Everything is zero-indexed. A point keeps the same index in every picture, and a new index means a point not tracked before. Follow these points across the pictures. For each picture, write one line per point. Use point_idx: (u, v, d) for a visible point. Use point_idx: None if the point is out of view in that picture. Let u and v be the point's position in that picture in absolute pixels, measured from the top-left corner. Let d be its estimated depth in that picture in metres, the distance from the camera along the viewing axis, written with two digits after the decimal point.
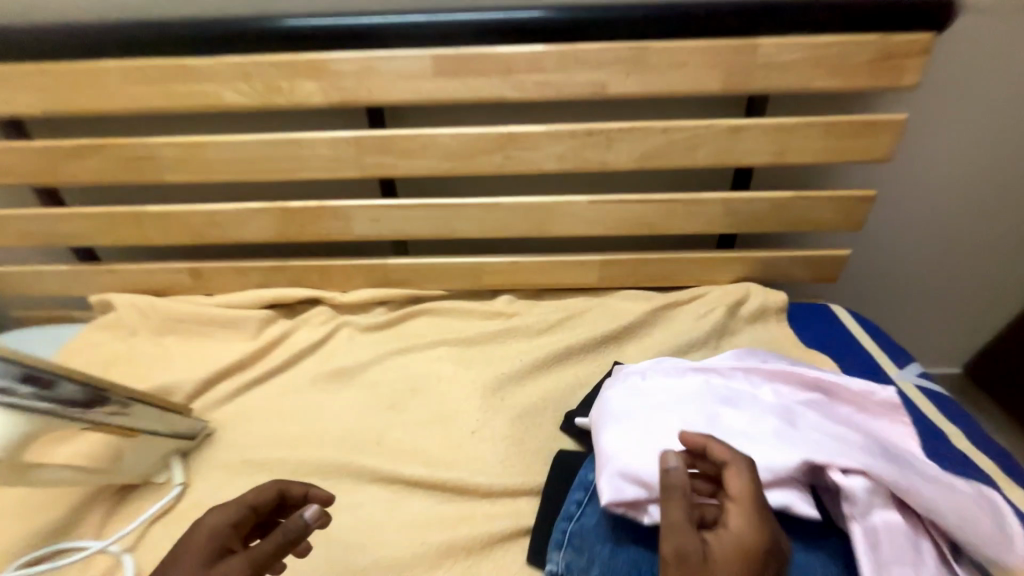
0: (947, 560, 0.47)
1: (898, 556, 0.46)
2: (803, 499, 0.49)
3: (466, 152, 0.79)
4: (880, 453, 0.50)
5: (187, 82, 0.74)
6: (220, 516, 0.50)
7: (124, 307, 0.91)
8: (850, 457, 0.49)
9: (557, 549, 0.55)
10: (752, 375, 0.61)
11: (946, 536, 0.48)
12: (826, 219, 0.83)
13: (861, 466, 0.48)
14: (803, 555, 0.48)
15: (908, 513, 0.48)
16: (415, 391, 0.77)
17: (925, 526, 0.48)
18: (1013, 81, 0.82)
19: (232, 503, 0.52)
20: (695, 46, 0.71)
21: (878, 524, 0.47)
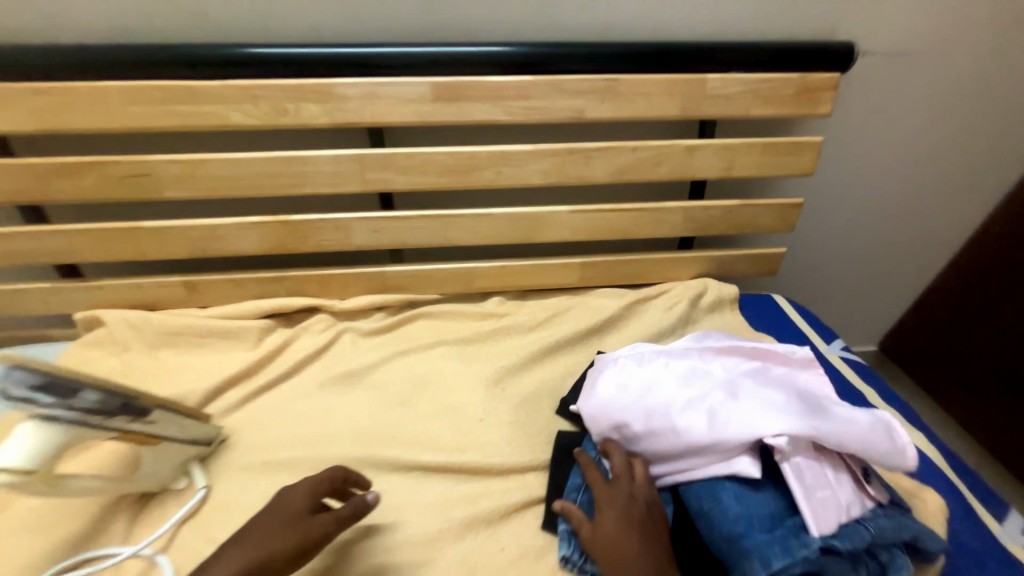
0: (860, 482, 0.57)
1: (820, 482, 0.55)
2: (749, 458, 0.58)
3: (460, 167, 0.87)
4: (802, 409, 0.58)
5: (191, 103, 0.78)
6: (311, 485, 0.63)
7: (115, 323, 0.91)
8: (780, 421, 0.57)
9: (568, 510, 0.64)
10: (704, 352, 0.71)
11: (857, 463, 0.57)
12: (766, 223, 0.99)
13: (787, 427, 0.56)
14: (743, 489, 0.57)
15: (828, 451, 0.58)
16: (421, 387, 0.83)
17: (842, 460, 0.58)
18: (899, 111, 1.03)
19: (321, 477, 0.64)
20: (657, 79, 0.84)
21: (801, 460, 0.56)
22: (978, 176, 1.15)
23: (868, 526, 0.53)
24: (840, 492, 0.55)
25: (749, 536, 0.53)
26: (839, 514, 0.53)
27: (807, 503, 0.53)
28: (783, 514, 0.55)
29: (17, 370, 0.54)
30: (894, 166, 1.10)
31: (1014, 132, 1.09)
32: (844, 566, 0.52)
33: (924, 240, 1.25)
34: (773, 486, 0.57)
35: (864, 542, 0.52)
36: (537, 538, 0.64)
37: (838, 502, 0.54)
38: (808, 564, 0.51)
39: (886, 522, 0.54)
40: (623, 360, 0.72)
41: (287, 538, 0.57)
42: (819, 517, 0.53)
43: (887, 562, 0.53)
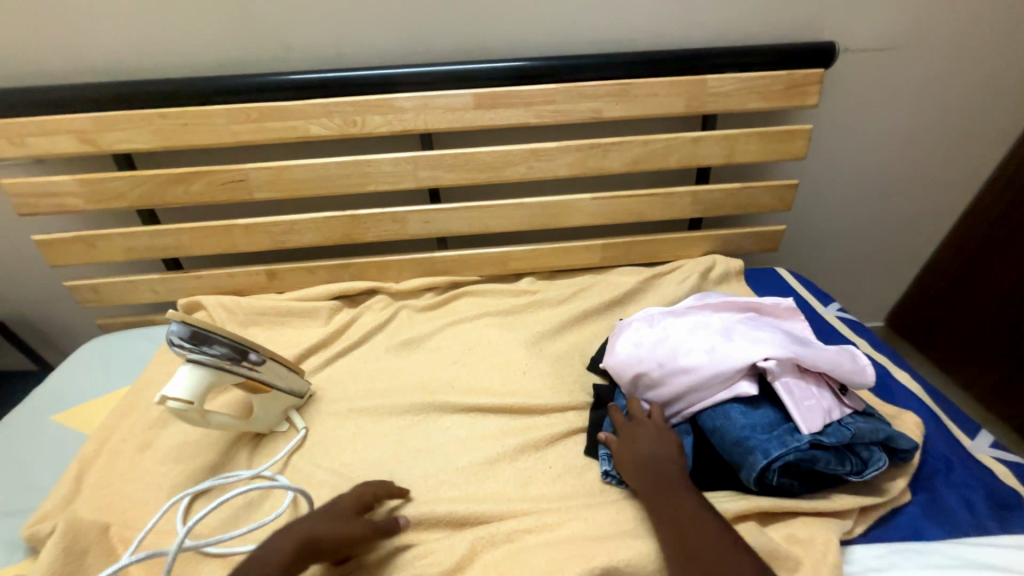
0: (839, 395, 0.70)
1: (806, 394, 0.68)
2: (748, 382, 0.71)
3: (498, 163, 1.02)
4: (785, 340, 0.72)
5: (280, 120, 0.95)
6: (356, 494, 0.69)
7: (213, 306, 1.09)
8: (767, 348, 0.71)
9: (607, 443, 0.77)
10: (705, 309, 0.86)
11: (836, 380, 0.70)
12: (766, 202, 1.12)
13: (773, 352, 0.70)
14: (747, 408, 0.70)
15: (811, 373, 0.71)
16: (471, 350, 0.99)
17: (823, 378, 0.71)
18: (884, 99, 1.15)
19: (366, 491, 0.70)
20: (664, 82, 0.98)
21: (789, 379, 0.69)
22: (964, 157, 1.26)
23: (848, 426, 0.66)
24: (822, 400, 0.68)
25: (753, 436, 0.67)
26: (823, 417, 0.66)
27: (797, 409, 0.67)
28: (781, 421, 0.68)
29: (180, 324, 0.74)
30: (883, 147, 1.22)
31: (995, 116, 1.20)
32: (829, 457, 0.64)
33: (919, 215, 1.35)
34: (771, 404, 0.70)
35: (846, 437, 0.65)
36: (578, 459, 0.78)
37: (822, 408, 0.67)
38: (801, 454, 0.64)
39: (863, 423, 0.66)
40: (636, 322, 0.87)
41: (331, 530, 0.62)
42: (808, 419, 0.66)
43: (866, 456, 0.66)
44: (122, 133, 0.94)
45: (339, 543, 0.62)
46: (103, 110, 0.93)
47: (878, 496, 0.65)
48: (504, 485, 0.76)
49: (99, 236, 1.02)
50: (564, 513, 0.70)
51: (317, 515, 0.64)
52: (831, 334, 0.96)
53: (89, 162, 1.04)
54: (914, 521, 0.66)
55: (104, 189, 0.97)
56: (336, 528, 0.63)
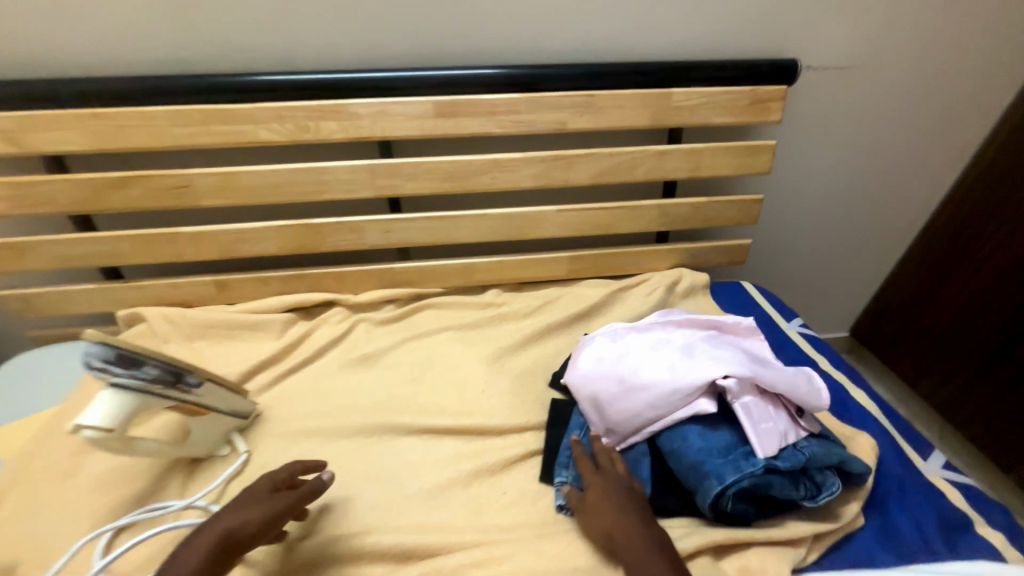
0: (795, 417, 0.68)
1: (763, 416, 0.66)
2: (706, 400, 0.69)
3: (460, 174, 0.99)
4: (745, 359, 0.70)
5: (227, 123, 0.90)
6: (269, 475, 0.69)
7: (155, 318, 1.02)
8: (726, 367, 0.69)
9: (564, 467, 0.75)
10: (666, 326, 0.84)
11: (793, 402, 0.68)
12: (731, 216, 1.12)
13: (732, 370, 0.68)
14: (705, 429, 0.68)
15: (769, 394, 0.69)
16: (429, 366, 0.95)
17: (781, 400, 0.69)
18: (846, 115, 1.17)
19: (278, 470, 0.70)
20: (630, 94, 0.97)
21: (747, 399, 0.67)
22: (921, 174, 1.29)
23: (804, 450, 0.65)
24: (779, 423, 0.66)
25: (709, 461, 0.64)
26: (779, 439, 0.65)
27: (753, 432, 0.65)
28: (737, 444, 0.66)
29: (101, 345, 0.67)
30: (845, 163, 1.24)
31: (951, 135, 1.24)
32: (784, 482, 0.63)
33: (880, 229, 1.38)
34: (728, 425, 0.68)
35: (800, 462, 0.63)
36: (534, 484, 0.75)
37: (779, 431, 0.65)
38: (755, 479, 0.62)
39: (818, 447, 0.65)
40: (599, 337, 0.84)
41: (242, 519, 0.62)
42: (763, 442, 0.64)
43: (820, 480, 0.64)
44: (51, 133, 0.87)
45: (259, 526, 0.63)
46: (30, 109, 0.87)
47: (832, 521, 0.64)
48: (455, 513, 0.72)
49: (28, 243, 0.95)
50: (515, 544, 0.67)
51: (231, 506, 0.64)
52: (791, 350, 0.96)
53: (17, 163, 0.96)
54: (867, 546, 0.65)
55: (32, 194, 0.90)
56: (248, 515, 0.63)
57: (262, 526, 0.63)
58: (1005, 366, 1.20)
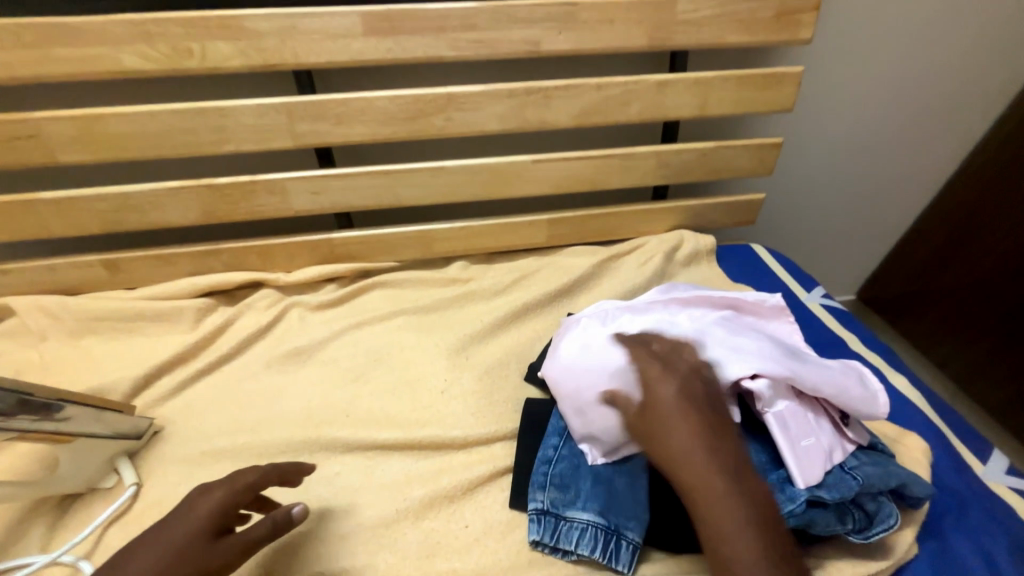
0: (840, 426, 0.53)
1: (803, 430, 0.51)
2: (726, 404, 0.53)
3: (404, 115, 0.77)
4: (776, 352, 0.54)
5: (74, 45, 0.66)
6: (227, 495, 0.53)
7: (28, 311, 0.81)
8: (755, 364, 0.52)
9: (540, 489, 0.58)
10: (670, 304, 0.66)
11: (837, 408, 0.53)
12: (744, 166, 0.92)
13: (763, 369, 0.52)
14: None
15: (806, 399, 0.54)
16: (377, 362, 0.77)
17: (820, 405, 0.54)
18: (883, 36, 0.96)
19: (241, 486, 0.54)
20: (622, 2, 0.74)
21: (783, 408, 0.52)
22: (961, 113, 1.10)
23: (854, 474, 0.50)
24: (822, 438, 0.51)
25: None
26: (823, 461, 0.50)
27: (791, 453, 0.50)
28: (767, 467, 0.51)
29: None
30: (876, 97, 1.04)
31: (1003, 61, 1.03)
32: (828, 518, 0.48)
33: (907, 177, 1.19)
34: (754, 439, 0.53)
35: (851, 492, 0.48)
36: (503, 513, 0.60)
37: (823, 450, 0.50)
38: (792, 519, 0.48)
39: (870, 468, 0.50)
40: (586, 319, 0.66)
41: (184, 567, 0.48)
42: (804, 468, 0.49)
43: (872, 509, 0.50)
44: None
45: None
46: None
47: (883, 558, 0.51)
48: (403, 558, 0.56)
49: None
50: None
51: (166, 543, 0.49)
52: (814, 328, 0.81)
53: None
54: None
55: None
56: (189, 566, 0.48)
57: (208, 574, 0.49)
58: None
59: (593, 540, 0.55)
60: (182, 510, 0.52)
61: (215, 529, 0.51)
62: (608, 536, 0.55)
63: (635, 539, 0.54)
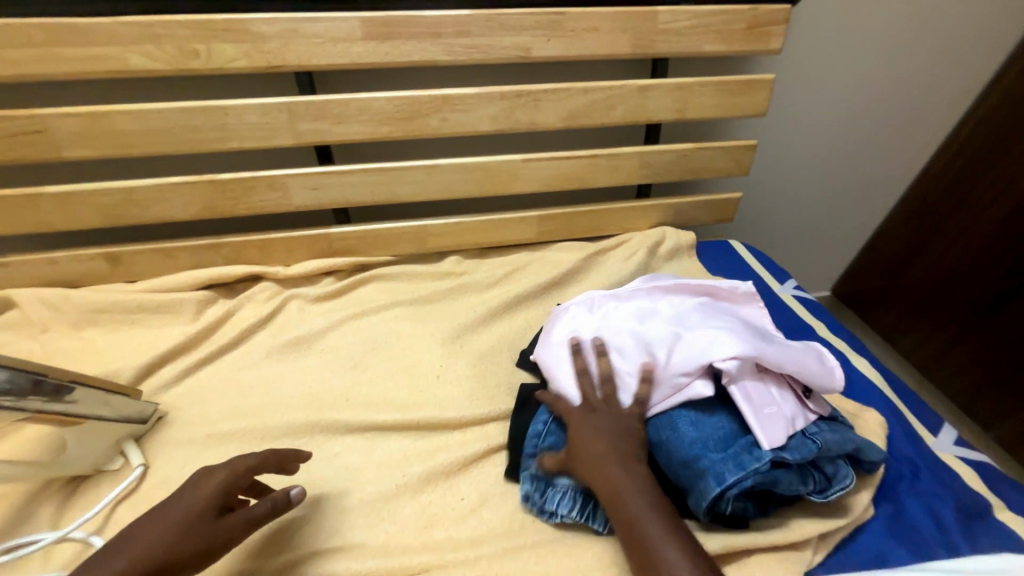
0: (802, 398, 0.59)
1: (763, 400, 0.56)
2: (702, 381, 0.57)
3: (402, 115, 0.81)
4: (747, 335, 0.58)
5: (84, 45, 0.68)
6: (230, 476, 0.56)
7: (29, 303, 0.82)
8: (727, 344, 0.57)
9: (530, 458, 0.63)
10: (653, 292, 0.71)
11: (798, 382, 0.59)
12: (721, 166, 0.98)
13: (736, 350, 0.56)
14: (700, 418, 0.57)
15: (771, 373, 0.59)
16: (375, 350, 0.80)
17: (785, 380, 0.59)
18: (847, 48, 1.03)
19: (242, 468, 0.57)
20: (606, 13, 0.79)
21: (747, 384, 0.57)
22: (922, 119, 1.18)
23: (814, 438, 0.55)
24: (785, 407, 0.56)
25: (705, 457, 0.53)
26: (786, 427, 0.54)
27: (756, 420, 0.54)
28: (738, 434, 0.55)
29: None
30: (842, 104, 1.11)
31: (959, 71, 1.11)
32: (791, 478, 0.53)
33: (875, 178, 1.27)
34: (725, 409, 0.58)
35: (811, 454, 0.53)
36: (495, 487, 0.64)
37: (784, 416, 0.55)
38: (760, 478, 0.52)
39: (830, 434, 0.56)
40: (574, 307, 0.70)
41: (187, 542, 0.49)
42: (768, 432, 0.54)
43: (830, 471, 0.55)
44: None
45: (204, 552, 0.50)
46: None
47: (841, 515, 0.57)
48: (402, 529, 0.60)
49: None
50: (473, 566, 0.56)
51: (170, 520, 0.51)
52: (786, 317, 0.86)
53: None
54: (879, 538, 0.58)
55: None
56: (193, 541, 0.50)
57: (210, 550, 0.50)
58: (990, 323, 1.13)
59: (574, 503, 0.58)
60: (184, 491, 0.54)
61: (218, 507, 0.53)
62: (588, 499, 0.59)
63: None
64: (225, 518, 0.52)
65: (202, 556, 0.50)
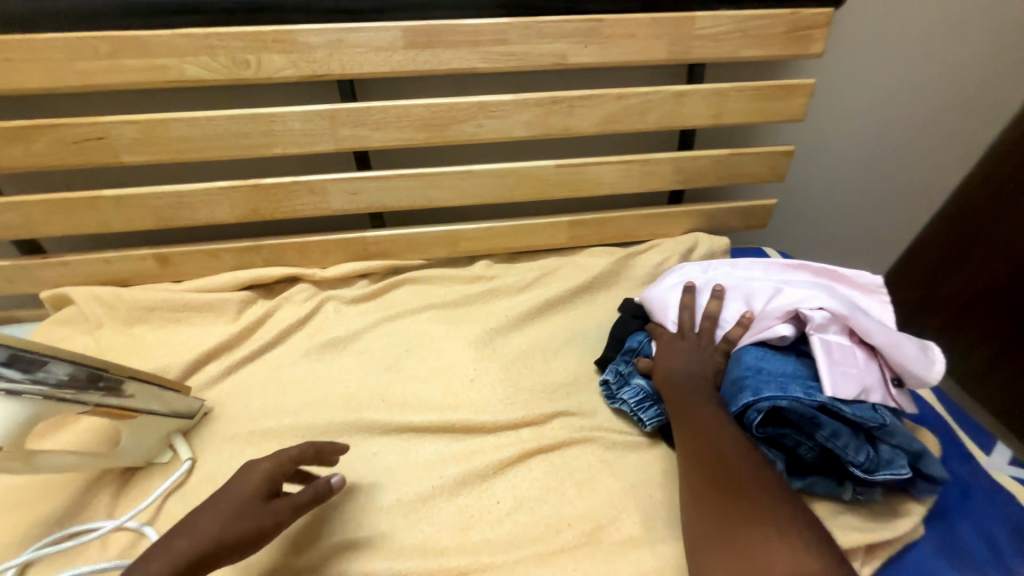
0: (889, 382, 0.62)
1: (846, 359, 0.61)
2: (785, 325, 0.66)
3: (440, 121, 0.82)
4: (848, 302, 0.65)
5: (145, 57, 0.72)
6: (274, 466, 0.57)
7: (85, 300, 0.87)
8: (824, 301, 0.64)
9: (619, 359, 0.74)
10: (770, 266, 0.77)
11: (891, 368, 0.62)
12: (756, 171, 0.96)
13: (827, 305, 0.64)
14: (766, 355, 0.64)
15: (864, 346, 0.63)
16: (409, 351, 0.82)
17: (877, 357, 0.63)
18: (889, 46, 0.99)
19: (285, 459, 0.58)
20: (644, 19, 0.79)
21: (832, 341, 0.63)
22: (973, 118, 1.13)
23: (882, 415, 0.58)
24: (864, 374, 0.60)
25: (752, 376, 0.61)
26: (857, 389, 0.59)
27: (829, 369, 0.60)
28: (805, 376, 0.61)
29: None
30: (884, 104, 1.07)
31: (1010, 70, 1.06)
32: (845, 439, 0.57)
33: (921, 179, 1.22)
34: (799, 359, 0.64)
35: (874, 420, 0.57)
36: (531, 490, 0.64)
37: (861, 379, 0.60)
38: (799, 405, 0.58)
39: (897, 422, 0.58)
40: (690, 264, 0.79)
41: (237, 529, 0.51)
42: (836, 381, 0.59)
43: (885, 456, 0.57)
44: None
45: (252, 539, 0.52)
46: None
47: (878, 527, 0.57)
48: (438, 530, 0.61)
49: None
50: (510, 569, 0.57)
51: (219, 509, 0.52)
52: None
53: None
54: (927, 557, 0.56)
55: None
56: (241, 529, 0.51)
57: (257, 536, 0.52)
58: None
59: (635, 397, 0.69)
60: (231, 481, 0.55)
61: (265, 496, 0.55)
62: (650, 399, 0.69)
63: None
64: (272, 505, 0.54)
65: (251, 540, 0.52)
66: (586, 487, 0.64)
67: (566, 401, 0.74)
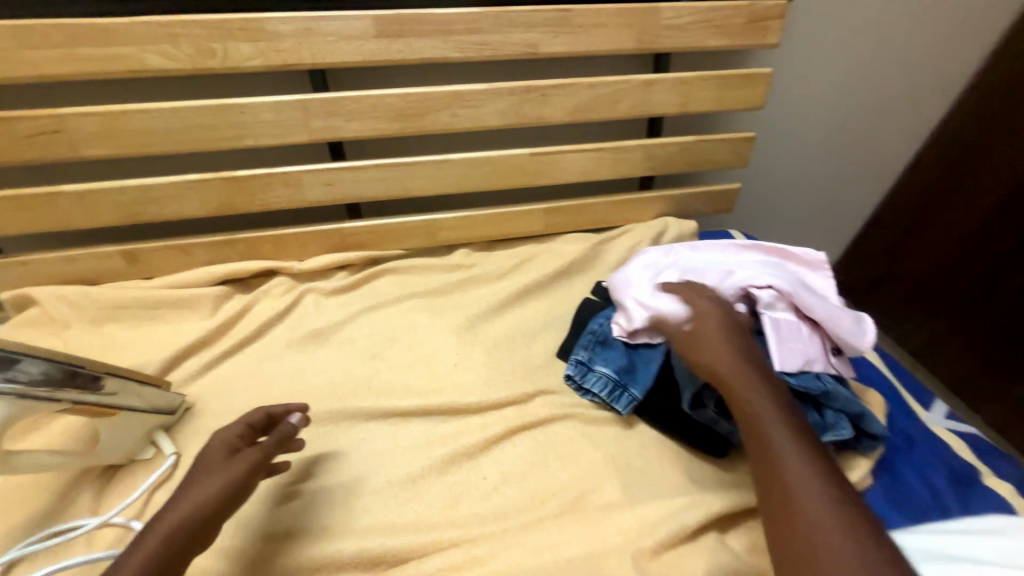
0: (829, 352, 0.68)
1: (792, 335, 0.66)
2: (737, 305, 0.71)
3: (415, 111, 0.83)
4: (794, 280, 0.69)
5: (104, 46, 0.70)
6: (227, 432, 0.59)
7: (49, 300, 0.84)
8: (772, 280, 0.69)
9: (581, 346, 0.77)
10: (727, 246, 0.81)
11: (831, 339, 0.68)
12: (721, 157, 1.01)
13: (774, 284, 0.68)
14: None
15: (807, 321, 0.68)
16: (392, 340, 0.83)
17: (819, 330, 0.68)
18: (840, 36, 1.05)
19: (237, 423, 0.61)
20: (612, 9, 0.82)
21: (780, 318, 0.67)
22: (916, 106, 1.21)
23: (825, 382, 0.64)
24: (808, 347, 0.66)
25: None
26: (801, 362, 0.64)
27: (777, 347, 0.65)
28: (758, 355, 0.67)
29: None
30: (837, 90, 1.13)
31: (947, 63, 1.15)
32: None
33: (871, 161, 1.29)
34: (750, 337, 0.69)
35: (817, 389, 0.63)
36: (516, 465, 0.68)
37: (805, 354, 0.65)
38: None
39: (839, 388, 0.64)
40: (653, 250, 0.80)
41: (217, 486, 0.53)
42: (784, 357, 0.64)
43: (831, 420, 0.64)
44: None
45: (239, 489, 0.54)
46: None
47: None
48: (429, 507, 0.63)
49: None
50: (499, 539, 0.60)
51: (191, 483, 0.53)
52: None
53: None
54: (882, 505, 0.62)
55: None
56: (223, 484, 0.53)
57: (242, 487, 0.54)
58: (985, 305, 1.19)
59: (604, 389, 0.72)
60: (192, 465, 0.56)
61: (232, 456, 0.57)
62: (618, 386, 0.72)
63: (637, 394, 0.71)
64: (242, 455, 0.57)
65: (237, 491, 0.54)
66: (568, 460, 0.68)
67: (547, 381, 0.77)
